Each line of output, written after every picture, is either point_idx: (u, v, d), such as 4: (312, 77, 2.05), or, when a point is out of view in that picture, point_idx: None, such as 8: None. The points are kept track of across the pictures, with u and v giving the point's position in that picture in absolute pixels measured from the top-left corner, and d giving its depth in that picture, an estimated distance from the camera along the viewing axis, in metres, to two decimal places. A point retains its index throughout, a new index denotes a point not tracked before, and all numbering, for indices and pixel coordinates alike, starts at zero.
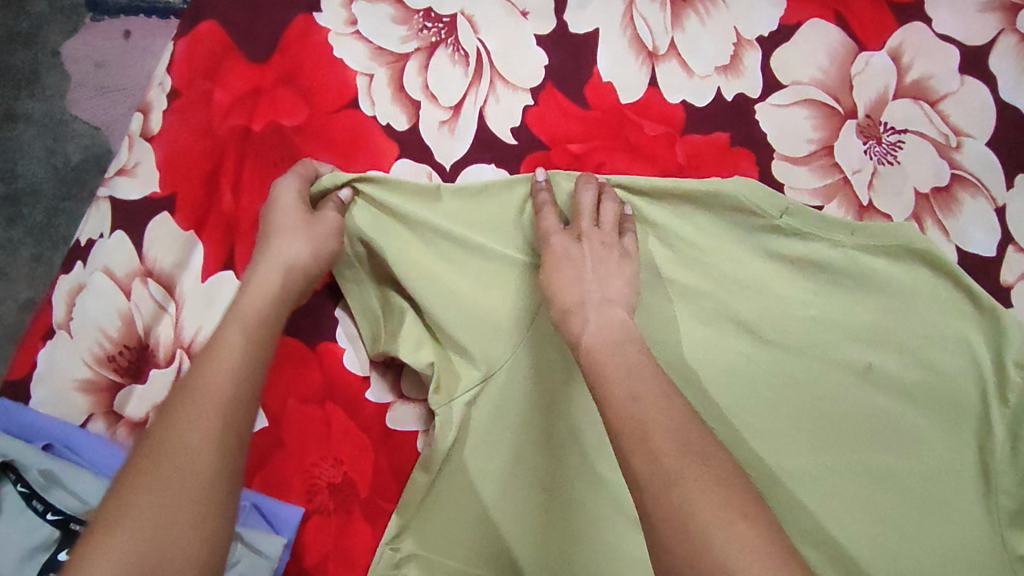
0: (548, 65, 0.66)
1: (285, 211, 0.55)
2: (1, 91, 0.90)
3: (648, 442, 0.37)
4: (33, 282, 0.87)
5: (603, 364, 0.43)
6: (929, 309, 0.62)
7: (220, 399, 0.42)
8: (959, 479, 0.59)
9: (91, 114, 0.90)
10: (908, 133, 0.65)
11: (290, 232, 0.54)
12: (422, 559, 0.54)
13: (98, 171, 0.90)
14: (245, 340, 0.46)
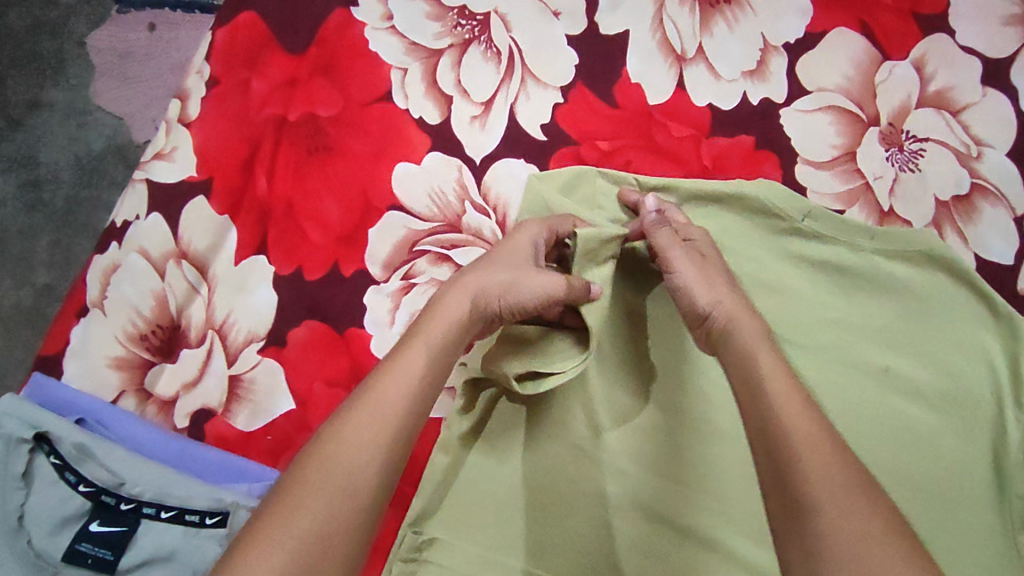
0: (579, 64, 0.67)
1: (515, 248, 0.54)
2: (26, 78, 0.92)
3: (782, 465, 0.39)
4: (53, 268, 0.89)
5: (741, 377, 0.45)
6: (946, 315, 0.63)
7: (391, 421, 0.43)
8: (975, 482, 0.60)
9: (114, 104, 0.92)
10: (929, 142, 0.66)
11: (511, 267, 0.52)
12: (443, 543, 0.57)
13: (120, 162, 0.92)
14: (427, 362, 0.46)
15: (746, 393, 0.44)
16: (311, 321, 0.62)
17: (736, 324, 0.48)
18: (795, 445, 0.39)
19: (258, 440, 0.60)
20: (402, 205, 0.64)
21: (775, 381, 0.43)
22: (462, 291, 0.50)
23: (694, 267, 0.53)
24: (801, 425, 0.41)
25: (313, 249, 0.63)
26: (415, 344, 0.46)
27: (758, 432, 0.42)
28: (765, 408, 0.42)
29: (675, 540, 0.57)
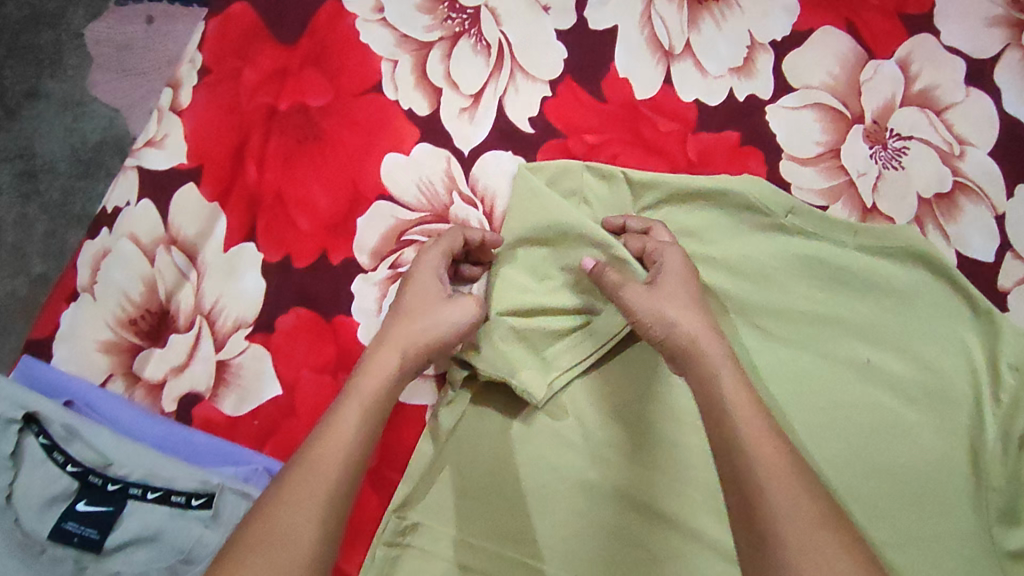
0: (568, 59, 0.68)
1: (422, 288, 0.56)
2: (25, 69, 0.93)
3: (751, 504, 0.40)
4: (48, 258, 0.89)
5: (711, 413, 0.46)
6: (927, 310, 0.63)
7: (329, 476, 0.44)
8: (952, 475, 0.61)
9: (110, 97, 0.91)
10: (913, 140, 0.67)
11: (426, 311, 0.55)
12: (427, 528, 0.58)
13: (116, 155, 0.91)
14: (359, 426, 0.47)
15: (717, 432, 0.45)
16: (298, 308, 0.63)
17: (699, 354, 0.49)
18: (759, 483, 0.41)
19: (245, 425, 0.61)
20: (390, 195, 0.65)
21: (741, 414, 0.44)
22: (389, 347, 0.53)
23: (655, 292, 0.53)
24: (765, 458, 0.42)
25: (301, 238, 0.64)
26: (350, 403, 0.49)
27: (725, 468, 0.43)
28: (731, 444, 0.43)
29: (654, 530, 0.58)
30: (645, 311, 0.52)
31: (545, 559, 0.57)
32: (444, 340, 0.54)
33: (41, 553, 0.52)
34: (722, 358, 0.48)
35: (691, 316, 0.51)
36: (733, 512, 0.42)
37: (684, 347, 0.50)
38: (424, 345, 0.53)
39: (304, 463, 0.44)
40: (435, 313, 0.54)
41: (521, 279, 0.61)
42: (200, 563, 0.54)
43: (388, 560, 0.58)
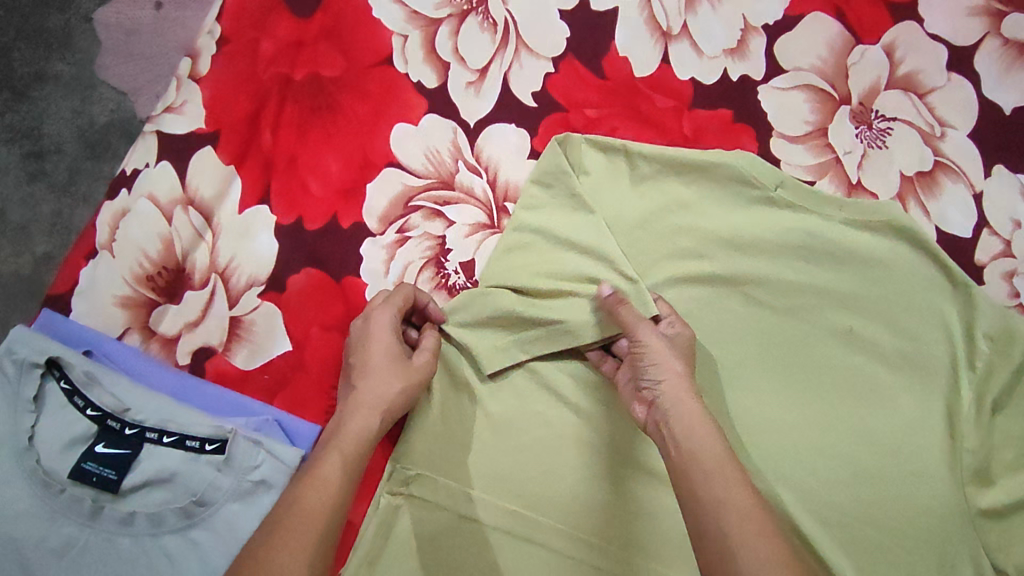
0: (570, 38, 0.71)
1: (382, 348, 0.60)
2: (33, 52, 0.94)
3: (732, 565, 0.43)
4: (51, 235, 0.90)
5: (691, 473, 0.48)
6: (908, 281, 0.66)
7: (315, 522, 0.49)
8: (928, 437, 0.63)
9: (119, 79, 0.94)
10: (896, 121, 0.71)
11: (384, 372, 0.59)
12: (427, 479, 0.61)
13: (122, 136, 0.93)
14: (342, 475, 0.53)
15: (699, 491, 0.47)
16: (308, 269, 0.65)
17: (686, 416, 0.51)
18: (740, 550, 0.43)
19: (255, 379, 0.63)
20: (399, 162, 0.68)
21: (724, 478, 0.47)
22: (360, 407, 0.57)
23: (660, 347, 0.55)
24: (744, 518, 0.45)
25: (313, 202, 0.66)
26: (331, 456, 0.54)
27: (701, 525, 0.46)
28: (713, 506, 0.46)
29: (643, 485, 0.61)
30: (654, 357, 0.55)
31: (539, 509, 0.60)
32: (397, 392, 0.58)
33: (60, 493, 0.55)
34: (708, 425, 0.51)
35: (684, 379, 0.54)
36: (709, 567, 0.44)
37: (667, 404, 0.52)
38: (386, 397, 0.58)
39: (295, 512, 0.50)
40: (397, 377, 0.59)
41: (530, 265, 0.64)
42: (214, 506, 0.55)
43: (392, 509, 0.61)
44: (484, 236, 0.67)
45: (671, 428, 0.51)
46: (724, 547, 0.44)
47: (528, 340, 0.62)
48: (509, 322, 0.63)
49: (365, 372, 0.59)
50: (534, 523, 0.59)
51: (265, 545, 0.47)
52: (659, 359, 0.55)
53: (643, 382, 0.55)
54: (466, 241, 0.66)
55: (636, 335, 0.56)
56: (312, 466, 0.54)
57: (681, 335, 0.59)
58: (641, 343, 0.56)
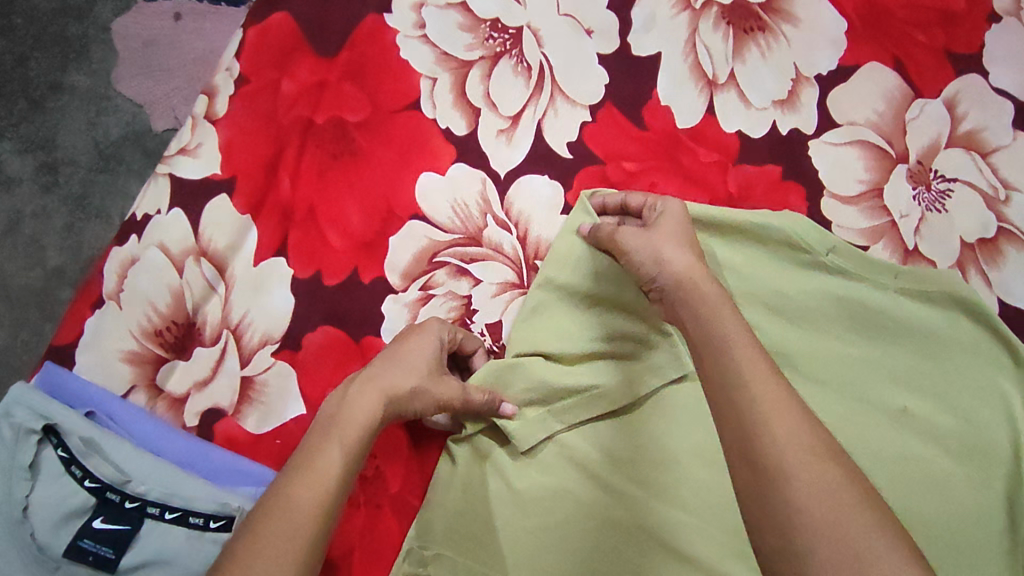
0: (608, 84, 0.67)
1: (421, 347, 0.56)
2: (48, 61, 0.90)
3: (751, 435, 0.39)
4: (64, 249, 0.86)
5: (706, 349, 0.44)
6: (968, 360, 0.62)
7: (302, 529, 0.44)
8: (988, 531, 0.58)
9: (135, 91, 0.90)
10: (957, 183, 0.66)
11: (411, 368, 0.54)
12: (446, 560, 0.57)
13: (136, 149, 0.89)
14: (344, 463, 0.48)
15: (712, 361, 0.43)
16: (325, 326, 0.62)
17: (694, 294, 0.47)
18: (762, 415, 0.39)
19: (266, 443, 0.59)
20: (424, 215, 0.64)
21: (734, 341, 0.43)
22: (373, 389, 0.52)
23: (644, 242, 0.52)
24: (758, 377, 0.41)
25: (332, 255, 0.63)
26: (330, 445, 0.49)
27: (720, 395, 0.41)
28: (727, 372, 0.42)
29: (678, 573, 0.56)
30: (639, 253, 0.52)
31: None
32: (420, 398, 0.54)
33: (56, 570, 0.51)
34: (715, 287, 0.47)
35: (683, 257, 0.50)
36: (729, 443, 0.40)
37: (672, 288, 0.48)
38: (399, 393, 0.53)
39: (280, 507, 0.45)
40: (423, 380, 0.54)
41: (555, 325, 0.61)
42: None
43: None
44: (513, 297, 0.62)
45: (678, 301, 0.48)
46: (745, 411, 0.40)
47: (561, 408, 0.59)
48: (535, 390, 0.59)
49: (392, 362, 0.54)
50: None
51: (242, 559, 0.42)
52: (664, 249, 0.50)
53: (643, 281, 0.52)
54: (493, 301, 0.62)
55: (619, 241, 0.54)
56: (306, 452, 0.48)
57: (669, 210, 0.55)
58: (627, 241, 0.54)
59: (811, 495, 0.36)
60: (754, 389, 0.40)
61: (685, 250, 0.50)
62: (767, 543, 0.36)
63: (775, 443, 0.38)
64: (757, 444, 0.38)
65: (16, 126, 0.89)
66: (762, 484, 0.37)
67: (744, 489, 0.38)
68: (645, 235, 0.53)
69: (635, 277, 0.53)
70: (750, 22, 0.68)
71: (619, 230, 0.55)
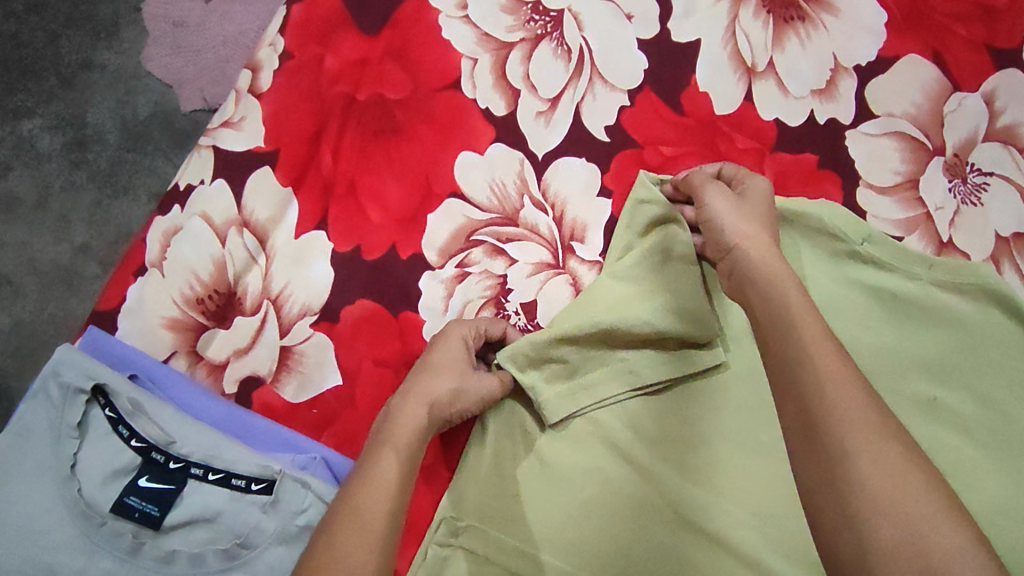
0: (648, 69, 0.67)
1: (451, 354, 0.57)
2: (80, 38, 0.90)
3: (814, 412, 0.38)
4: (91, 227, 0.85)
5: (763, 304, 0.46)
6: (999, 352, 0.62)
7: (371, 526, 0.46)
8: (1013, 521, 0.58)
9: (165, 72, 0.89)
10: (993, 176, 0.66)
11: (447, 373, 0.56)
12: (477, 530, 0.58)
13: (164, 128, 0.88)
14: (398, 465, 0.50)
15: (780, 349, 0.42)
16: (364, 299, 0.63)
17: (760, 274, 0.48)
18: (829, 399, 0.38)
19: (303, 412, 0.61)
20: (463, 193, 0.64)
21: (806, 332, 0.42)
22: (416, 399, 0.54)
23: (728, 213, 0.54)
24: (836, 378, 0.39)
25: (372, 229, 0.64)
26: (385, 451, 0.50)
27: (791, 385, 0.40)
28: (796, 361, 0.41)
29: (708, 555, 0.56)
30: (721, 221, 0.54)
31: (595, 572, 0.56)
32: (458, 399, 0.56)
33: (100, 526, 0.53)
34: (783, 270, 0.47)
35: (755, 235, 0.51)
36: (788, 420, 0.40)
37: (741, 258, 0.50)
38: (439, 400, 0.55)
39: (343, 514, 0.46)
40: (458, 379, 0.56)
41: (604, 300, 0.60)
42: (257, 549, 0.54)
43: (439, 561, 0.57)
44: (548, 277, 0.63)
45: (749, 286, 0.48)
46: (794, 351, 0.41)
47: (590, 381, 0.60)
48: (569, 360, 0.60)
49: (430, 368, 0.56)
50: None
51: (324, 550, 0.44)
52: (733, 221, 0.53)
53: (716, 248, 0.54)
54: (529, 281, 0.63)
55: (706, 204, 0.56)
56: (362, 465, 0.50)
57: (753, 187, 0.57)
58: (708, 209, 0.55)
59: (847, 418, 0.37)
60: (822, 378, 0.39)
61: (757, 226, 0.53)
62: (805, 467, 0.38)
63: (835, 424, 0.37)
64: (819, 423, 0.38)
65: (46, 104, 0.88)
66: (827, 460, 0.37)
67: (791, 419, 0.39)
68: (727, 204, 0.55)
69: (710, 246, 0.55)
70: (790, 11, 0.68)
71: (709, 188, 0.57)
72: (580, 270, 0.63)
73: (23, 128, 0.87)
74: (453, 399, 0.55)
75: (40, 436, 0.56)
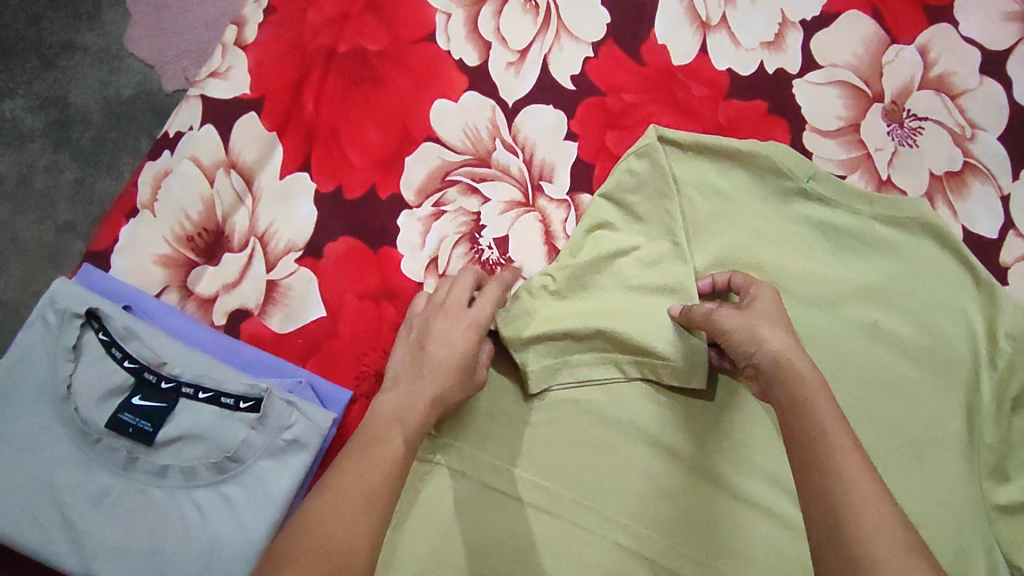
0: (610, 23, 0.72)
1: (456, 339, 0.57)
2: (63, 21, 0.92)
3: (841, 525, 0.40)
4: (75, 204, 0.87)
5: (781, 390, 0.48)
6: (934, 279, 0.67)
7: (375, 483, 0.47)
8: (945, 430, 0.64)
9: (147, 54, 0.92)
10: (928, 121, 0.72)
11: (454, 368, 0.56)
12: (456, 449, 0.62)
13: (148, 108, 0.91)
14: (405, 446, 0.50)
15: (810, 455, 0.44)
16: (346, 237, 0.67)
17: (791, 372, 0.49)
18: (839, 470, 0.42)
19: (289, 342, 0.65)
20: (438, 137, 0.69)
21: (835, 438, 0.44)
22: (424, 395, 0.54)
23: (742, 321, 0.53)
24: (845, 451, 0.43)
25: (353, 171, 0.68)
26: (394, 431, 0.51)
27: (809, 460, 0.44)
28: (814, 444, 0.44)
29: (669, 468, 0.62)
30: (738, 334, 0.53)
31: (564, 484, 0.61)
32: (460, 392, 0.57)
33: (97, 442, 0.57)
34: (812, 370, 0.48)
35: (781, 334, 0.51)
36: (806, 489, 0.44)
37: (765, 357, 0.50)
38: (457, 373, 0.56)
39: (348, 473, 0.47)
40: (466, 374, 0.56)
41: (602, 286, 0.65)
42: (246, 463, 0.57)
43: (420, 474, 0.62)
44: (519, 214, 0.67)
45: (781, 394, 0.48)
46: (806, 428, 0.45)
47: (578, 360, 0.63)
48: (562, 342, 0.63)
49: (436, 362, 0.56)
50: (558, 496, 0.61)
51: (328, 502, 0.44)
52: (746, 321, 0.53)
53: (739, 355, 0.53)
54: (501, 218, 0.67)
55: (717, 323, 0.55)
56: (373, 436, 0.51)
57: (761, 297, 0.56)
58: (725, 330, 0.54)
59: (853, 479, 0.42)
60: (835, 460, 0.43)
61: (783, 329, 0.52)
62: (818, 529, 0.42)
63: (862, 538, 0.39)
64: (846, 532, 0.40)
65: (29, 84, 0.91)
66: (846, 562, 0.39)
67: (809, 489, 0.43)
68: (738, 318, 0.54)
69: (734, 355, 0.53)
70: None
71: (715, 312, 0.55)
72: (548, 209, 0.68)
73: (7, 109, 0.90)
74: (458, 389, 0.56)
75: (38, 361, 0.59)
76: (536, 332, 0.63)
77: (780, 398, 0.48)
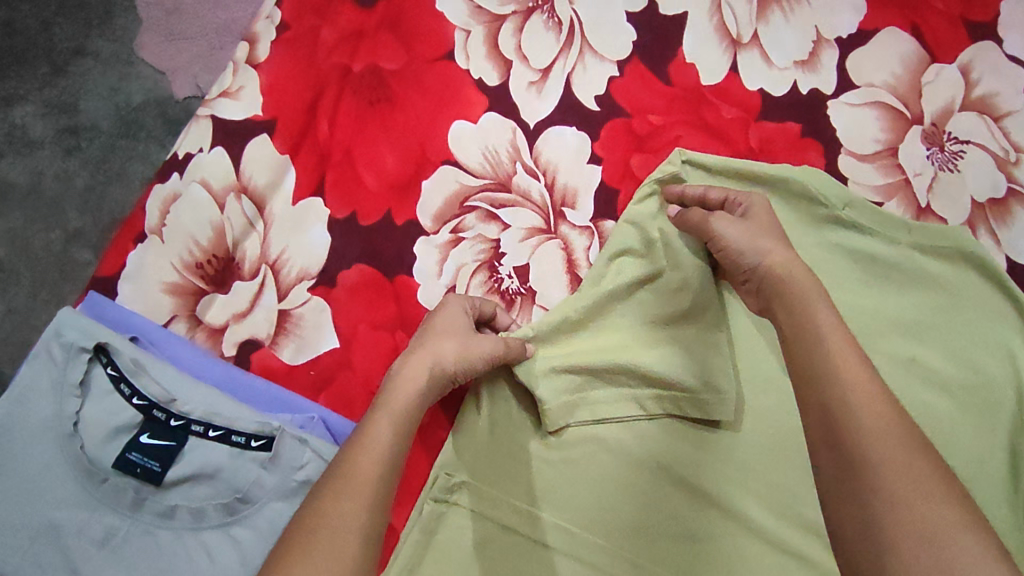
0: (636, 41, 0.69)
1: (452, 321, 0.57)
2: (73, 27, 0.90)
3: (840, 436, 0.39)
4: (85, 213, 0.85)
5: (786, 318, 0.47)
6: (976, 312, 0.64)
7: (366, 480, 0.46)
8: (989, 474, 0.60)
9: (158, 59, 0.89)
10: (970, 144, 0.68)
11: (450, 336, 0.55)
12: (471, 488, 0.59)
13: (157, 114, 0.88)
14: (395, 435, 0.49)
15: (810, 370, 0.43)
16: (360, 265, 0.64)
17: (789, 288, 0.48)
18: (840, 389, 0.41)
19: (301, 374, 0.62)
20: (457, 161, 0.66)
21: (835, 355, 0.43)
22: (417, 361, 0.54)
23: (744, 235, 0.53)
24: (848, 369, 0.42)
25: (368, 196, 0.65)
26: (381, 420, 0.50)
27: (809, 385, 0.43)
28: (815, 366, 0.43)
29: (697, 509, 0.58)
30: (741, 246, 0.52)
31: (586, 525, 0.58)
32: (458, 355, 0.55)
33: (103, 482, 0.55)
34: (811, 283, 0.48)
35: (783, 250, 0.51)
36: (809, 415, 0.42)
37: (768, 276, 0.50)
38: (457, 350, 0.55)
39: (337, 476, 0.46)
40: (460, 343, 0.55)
41: (625, 318, 0.62)
42: (258, 504, 0.55)
43: (435, 516, 0.59)
44: (540, 241, 0.64)
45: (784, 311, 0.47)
46: (810, 350, 0.44)
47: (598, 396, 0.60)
48: (581, 376, 0.60)
49: (433, 334, 0.56)
50: (579, 538, 0.57)
51: (315, 511, 0.44)
52: (744, 236, 0.53)
53: (739, 272, 0.53)
54: (522, 245, 0.64)
55: (715, 231, 0.55)
56: (361, 429, 0.50)
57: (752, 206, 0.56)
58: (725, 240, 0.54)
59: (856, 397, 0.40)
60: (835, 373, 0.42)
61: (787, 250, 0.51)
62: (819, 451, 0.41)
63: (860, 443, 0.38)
64: (846, 442, 0.39)
65: (39, 91, 0.88)
66: (847, 472, 0.38)
67: (813, 413, 0.42)
68: (738, 229, 0.54)
69: (734, 272, 0.54)
70: None
71: (714, 217, 0.55)
72: (571, 236, 0.65)
73: (16, 116, 0.88)
74: (456, 356, 0.54)
75: (43, 396, 0.57)
76: (552, 364, 0.60)
77: (783, 322, 0.47)
